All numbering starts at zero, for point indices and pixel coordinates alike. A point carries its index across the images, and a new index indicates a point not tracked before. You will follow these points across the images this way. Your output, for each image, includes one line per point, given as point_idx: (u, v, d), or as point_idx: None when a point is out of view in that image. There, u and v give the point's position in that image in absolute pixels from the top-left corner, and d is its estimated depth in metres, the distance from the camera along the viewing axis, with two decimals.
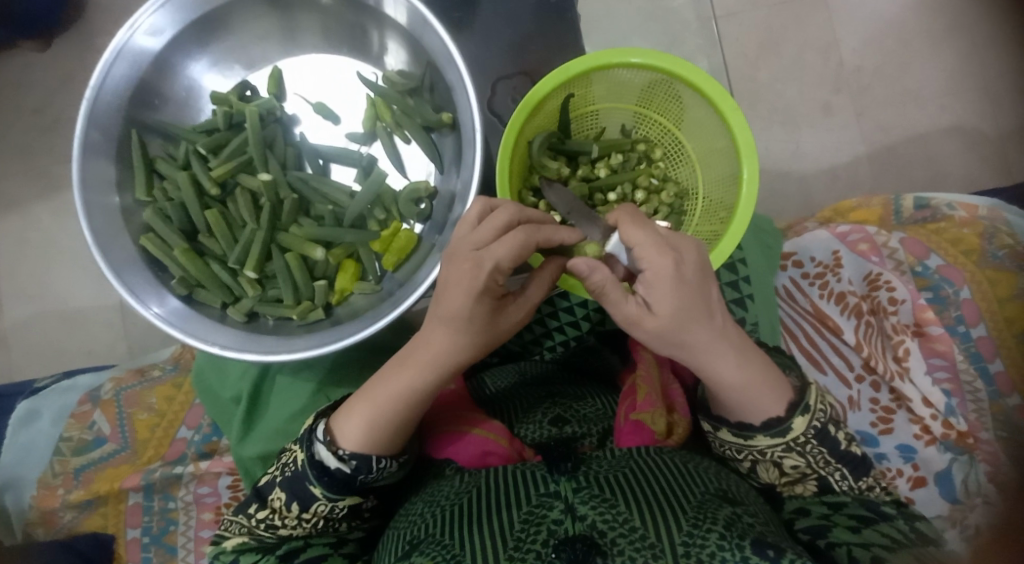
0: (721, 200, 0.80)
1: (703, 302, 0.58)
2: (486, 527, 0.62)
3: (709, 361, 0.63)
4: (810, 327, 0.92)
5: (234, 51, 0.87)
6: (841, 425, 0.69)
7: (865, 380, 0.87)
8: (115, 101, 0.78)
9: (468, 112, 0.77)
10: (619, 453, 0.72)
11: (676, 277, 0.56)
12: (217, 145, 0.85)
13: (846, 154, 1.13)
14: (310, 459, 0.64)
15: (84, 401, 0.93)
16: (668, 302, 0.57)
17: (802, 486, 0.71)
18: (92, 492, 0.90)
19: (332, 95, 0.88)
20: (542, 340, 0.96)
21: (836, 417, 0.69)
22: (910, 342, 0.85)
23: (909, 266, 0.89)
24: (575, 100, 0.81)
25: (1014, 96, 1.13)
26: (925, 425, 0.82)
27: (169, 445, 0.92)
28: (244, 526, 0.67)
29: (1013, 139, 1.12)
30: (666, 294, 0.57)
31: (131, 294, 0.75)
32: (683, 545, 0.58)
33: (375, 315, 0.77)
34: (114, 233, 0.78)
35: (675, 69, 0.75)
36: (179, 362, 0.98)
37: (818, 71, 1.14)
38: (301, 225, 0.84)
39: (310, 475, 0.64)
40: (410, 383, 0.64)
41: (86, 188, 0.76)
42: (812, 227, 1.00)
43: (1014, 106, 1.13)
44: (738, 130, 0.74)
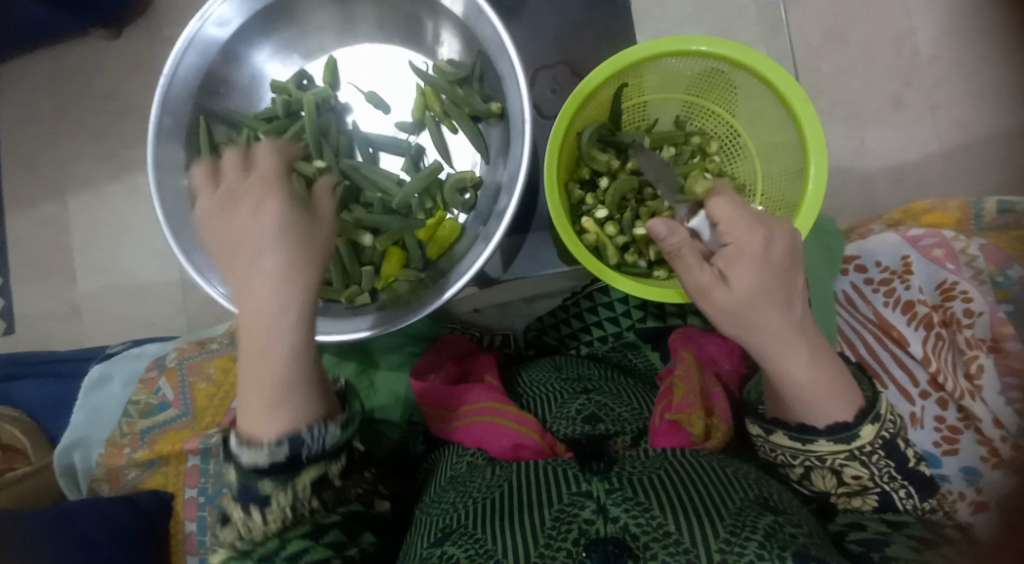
0: (783, 195, 0.77)
1: (784, 287, 0.62)
2: (519, 524, 0.63)
3: (783, 353, 0.62)
4: (871, 336, 0.88)
5: (294, 41, 0.90)
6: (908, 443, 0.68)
7: (931, 396, 0.82)
8: (186, 89, 0.82)
9: (517, 100, 0.76)
10: (652, 454, 0.71)
11: (762, 255, 0.62)
12: (277, 132, 0.88)
13: (915, 151, 1.05)
14: (236, 464, 0.59)
15: (151, 368, 1.00)
16: (747, 278, 0.61)
17: (861, 499, 0.68)
18: (154, 452, 0.96)
19: (385, 86, 0.89)
20: (580, 335, 0.95)
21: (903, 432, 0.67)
22: (985, 359, 0.78)
23: (988, 276, 0.80)
24: (628, 90, 0.79)
25: None
26: (993, 447, 0.76)
27: (225, 413, 0.98)
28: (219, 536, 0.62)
29: None
30: (746, 271, 0.61)
31: (197, 272, 0.79)
32: (720, 552, 0.57)
33: (417, 304, 0.78)
34: (182, 214, 0.82)
35: (737, 57, 0.71)
36: (234, 337, 1.03)
37: (888, 62, 1.06)
38: (351, 211, 0.84)
39: (248, 480, 0.59)
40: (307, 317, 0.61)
41: (160, 170, 0.81)
42: (880, 229, 0.95)
43: None
44: (805, 122, 0.70)
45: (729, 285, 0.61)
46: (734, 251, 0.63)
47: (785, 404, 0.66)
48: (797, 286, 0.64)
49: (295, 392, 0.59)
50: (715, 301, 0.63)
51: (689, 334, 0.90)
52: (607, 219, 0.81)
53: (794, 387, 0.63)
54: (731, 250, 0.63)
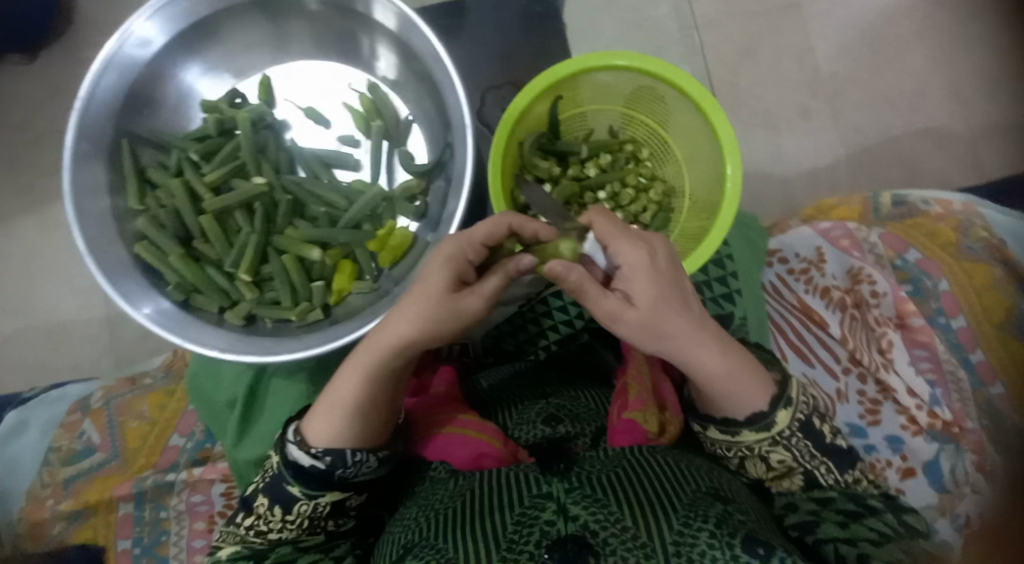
0: (705, 199, 0.83)
1: (676, 293, 0.62)
2: (480, 532, 0.62)
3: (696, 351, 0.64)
4: (796, 320, 0.94)
5: (225, 60, 0.89)
6: (825, 418, 0.72)
7: (852, 372, 0.89)
8: (105, 110, 0.79)
9: (456, 110, 0.79)
10: (611, 453, 0.73)
11: (650, 266, 0.61)
12: (209, 152, 0.86)
13: (827, 156, 1.16)
14: (284, 461, 0.65)
15: (74, 410, 0.92)
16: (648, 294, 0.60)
17: (790, 480, 0.71)
18: (81, 502, 0.88)
19: (322, 101, 0.90)
20: (537, 340, 0.97)
21: (821, 410, 0.71)
22: (893, 334, 0.87)
23: (888, 260, 0.91)
24: (563, 103, 0.84)
25: (984, 98, 1.18)
26: (911, 415, 0.85)
27: (161, 453, 0.91)
28: (237, 535, 0.68)
29: (983, 140, 1.17)
30: (642, 284, 0.61)
31: (122, 299, 0.75)
32: (674, 544, 0.59)
33: (374, 313, 0.78)
34: (107, 242, 0.78)
35: (660, 72, 0.78)
36: (170, 370, 0.96)
37: (796, 77, 1.18)
38: (297, 227, 0.85)
39: (287, 474, 0.65)
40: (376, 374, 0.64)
41: (77, 195, 0.76)
42: (796, 225, 1.01)
43: (984, 107, 1.18)
44: (720, 128, 0.77)
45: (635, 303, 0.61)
46: (627, 267, 0.61)
47: (711, 400, 0.69)
48: (687, 287, 0.65)
49: (370, 429, 0.66)
50: (626, 320, 0.61)
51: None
52: None
53: (711, 382, 0.66)
54: (626, 264, 0.61)
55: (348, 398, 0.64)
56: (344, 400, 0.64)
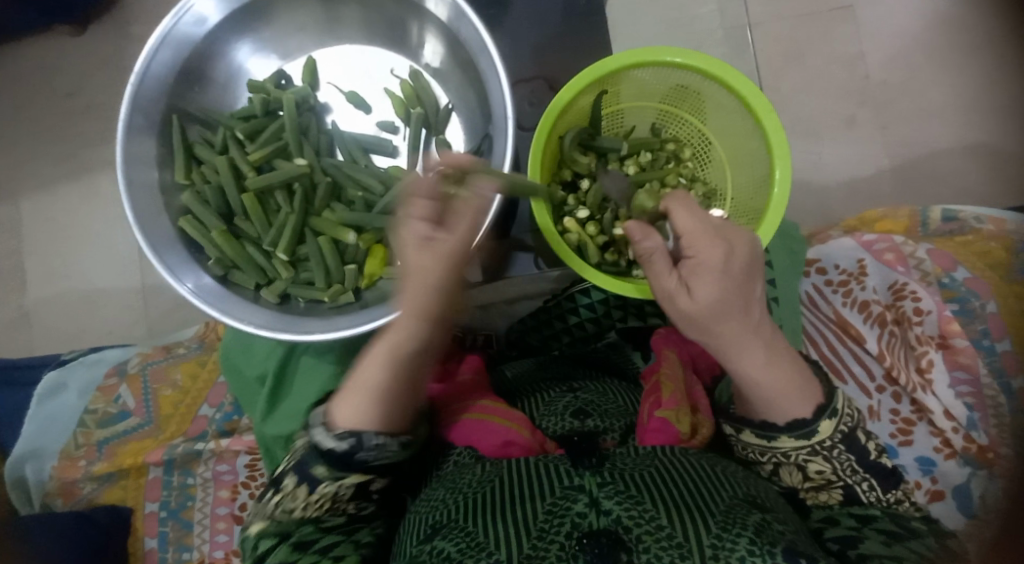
0: (749, 202, 0.81)
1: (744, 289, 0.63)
2: (511, 518, 0.63)
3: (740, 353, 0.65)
4: (832, 334, 0.91)
5: (273, 41, 0.90)
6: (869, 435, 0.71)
7: (887, 391, 0.87)
8: (159, 86, 0.81)
9: (499, 99, 0.78)
10: (641, 452, 0.72)
11: (722, 269, 0.61)
12: (254, 131, 0.88)
13: (867, 167, 1.13)
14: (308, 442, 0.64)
15: (111, 374, 0.96)
16: (711, 291, 0.61)
17: (827, 494, 0.71)
18: (114, 465, 0.92)
19: (365, 86, 0.91)
20: (562, 336, 0.97)
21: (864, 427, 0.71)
22: (934, 355, 0.84)
23: (935, 278, 0.88)
24: (606, 98, 0.82)
25: None
26: (946, 438, 0.82)
27: (192, 422, 0.94)
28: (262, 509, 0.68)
29: None
30: (708, 280, 0.62)
31: (168, 271, 0.77)
32: (712, 548, 0.58)
33: (404, 299, 0.79)
34: (154, 214, 0.80)
35: (709, 69, 0.76)
36: (203, 341, 0.98)
37: (842, 84, 1.14)
38: (333, 210, 0.86)
39: (311, 455, 0.65)
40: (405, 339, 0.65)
41: (130, 167, 0.78)
42: (837, 235, 0.98)
43: None
44: (770, 131, 0.75)
45: (694, 295, 0.62)
46: (696, 262, 0.63)
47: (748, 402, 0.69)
48: (756, 290, 0.65)
49: (399, 409, 0.66)
50: (679, 308, 0.64)
51: (671, 335, 0.91)
52: (587, 220, 0.83)
53: (752, 384, 0.66)
54: (697, 260, 0.63)
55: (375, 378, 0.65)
56: (373, 382, 0.65)
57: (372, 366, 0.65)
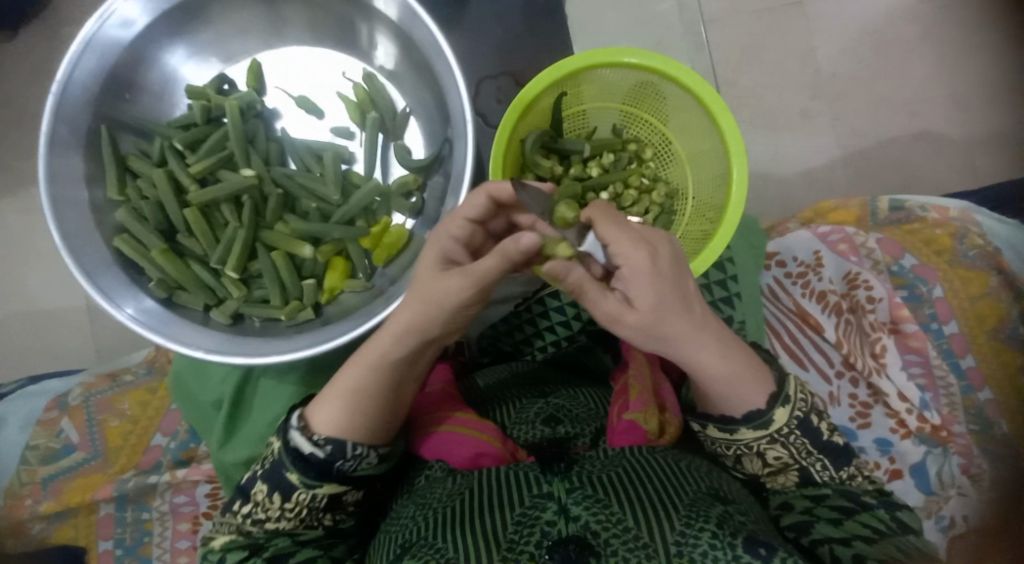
0: (711, 200, 0.82)
1: (677, 290, 0.59)
2: (479, 530, 0.62)
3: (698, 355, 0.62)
4: (793, 325, 0.93)
5: (214, 43, 0.84)
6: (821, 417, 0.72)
7: (845, 376, 0.89)
8: (85, 95, 0.75)
9: (456, 102, 0.76)
10: (611, 453, 0.73)
11: (651, 270, 0.57)
12: (195, 141, 0.82)
13: (822, 157, 1.16)
14: (286, 445, 0.63)
15: (52, 407, 0.88)
16: (649, 295, 0.57)
17: (785, 477, 0.73)
18: (61, 504, 0.85)
19: (315, 90, 0.86)
20: (533, 340, 0.95)
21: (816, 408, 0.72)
22: (887, 340, 0.88)
23: (886, 266, 0.91)
24: (567, 99, 0.82)
25: (977, 103, 1.17)
26: (901, 419, 0.86)
27: (142, 453, 0.88)
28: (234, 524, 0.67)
29: (976, 146, 1.17)
30: (644, 285, 0.57)
31: (104, 297, 0.72)
32: (676, 545, 0.60)
33: (368, 313, 0.76)
34: (86, 234, 0.75)
35: (667, 70, 0.76)
36: (154, 366, 0.92)
37: (797, 77, 1.17)
38: (287, 222, 0.81)
39: (286, 462, 0.64)
40: (385, 353, 0.63)
41: (55, 184, 0.72)
42: (794, 227, 1.00)
43: (977, 113, 1.17)
44: (729, 131, 0.76)
45: (636, 305, 0.57)
46: (626, 269, 0.58)
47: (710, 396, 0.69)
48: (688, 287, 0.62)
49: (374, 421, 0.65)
50: (626, 324, 0.58)
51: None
52: None
53: (717, 378, 0.65)
54: (627, 265, 0.58)
55: (356, 386, 0.63)
56: (358, 389, 0.63)
57: (356, 375, 0.64)
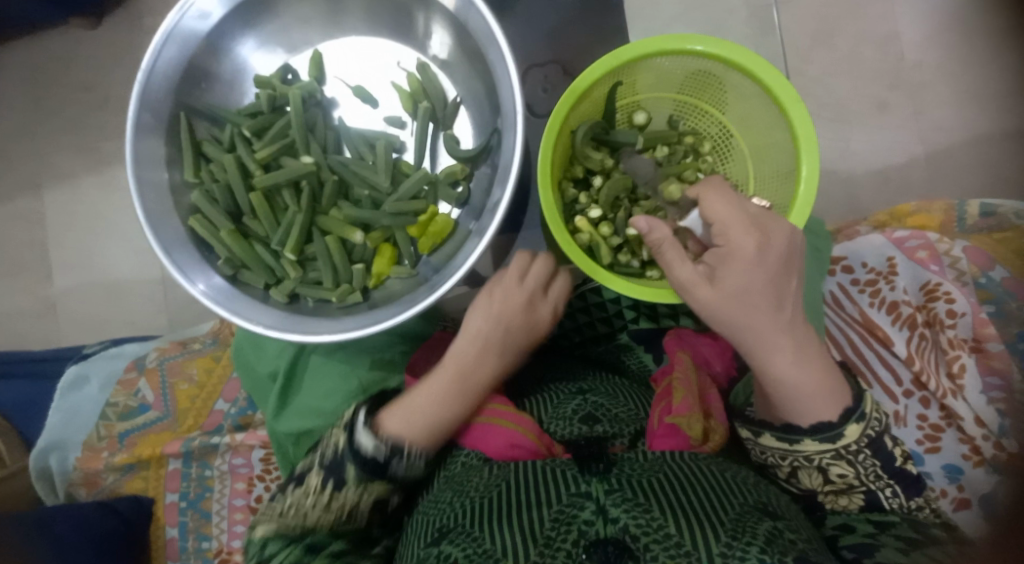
0: (774, 196, 0.76)
1: (776, 281, 0.64)
2: (517, 523, 0.63)
3: (763, 346, 0.64)
4: (856, 335, 0.88)
5: (277, 34, 0.88)
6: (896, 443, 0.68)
7: (914, 395, 0.83)
8: (165, 83, 0.80)
9: (507, 91, 0.75)
10: (651, 457, 0.71)
11: (750, 260, 0.63)
12: (261, 128, 0.86)
13: (899, 155, 1.07)
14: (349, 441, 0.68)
15: (131, 369, 0.97)
16: (731, 281, 0.63)
17: (847, 499, 0.67)
18: (134, 456, 0.94)
19: (370, 79, 0.88)
20: (572, 335, 0.95)
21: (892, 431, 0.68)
22: (966, 359, 0.79)
23: (970, 277, 0.82)
24: (622, 89, 0.78)
25: None
26: (976, 445, 0.77)
27: (207, 416, 0.95)
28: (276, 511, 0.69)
29: None
30: (735, 271, 0.64)
31: (179, 271, 0.76)
32: (721, 556, 0.57)
33: (412, 300, 0.77)
34: (165, 214, 0.80)
35: (731, 57, 0.70)
36: (217, 336, 1.00)
37: (875, 65, 1.07)
38: (341, 208, 0.85)
39: (345, 456, 0.68)
40: (448, 405, 0.71)
41: (139, 166, 0.77)
42: (866, 231, 0.96)
43: None
44: (797, 123, 0.70)
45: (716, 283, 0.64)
46: (726, 250, 0.65)
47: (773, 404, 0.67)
48: (791, 285, 0.65)
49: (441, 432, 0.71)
50: (699, 298, 0.66)
51: (683, 336, 0.88)
52: (601, 220, 0.80)
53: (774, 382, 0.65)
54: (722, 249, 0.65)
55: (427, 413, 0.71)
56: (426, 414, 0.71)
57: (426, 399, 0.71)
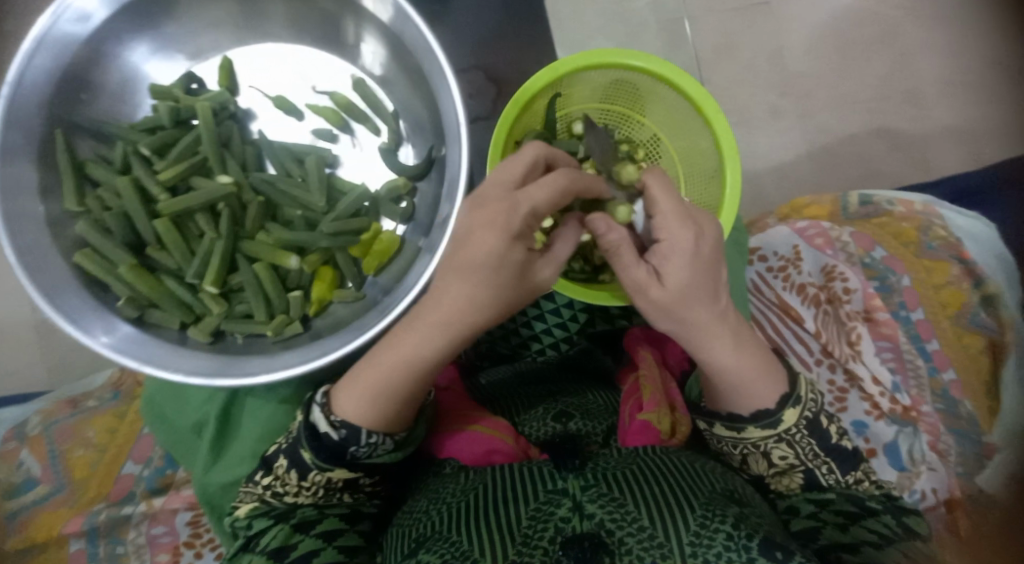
0: (702, 201, 0.81)
1: (707, 278, 0.60)
2: (496, 519, 0.62)
3: (708, 340, 0.62)
4: (775, 317, 0.95)
5: (179, 39, 0.79)
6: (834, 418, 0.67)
7: (824, 364, 0.91)
8: (36, 97, 0.68)
9: (449, 102, 0.70)
10: (625, 452, 0.72)
11: (691, 253, 0.58)
12: (162, 145, 0.75)
13: (791, 153, 1.20)
14: (303, 421, 0.63)
15: (9, 439, 0.82)
16: (681, 275, 0.58)
17: (790, 478, 0.66)
18: (27, 540, 0.79)
19: (293, 90, 0.81)
20: (530, 344, 0.93)
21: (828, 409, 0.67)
22: (861, 328, 0.91)
23: (858, 258, 0.95)
24: (560, 101, 0.80)
25: (938, 93, 1.21)
26: (875, 401, 0.89)
27: (114, 483, 0.81)
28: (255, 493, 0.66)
29: (934, 138, 1.21)
30: (677, 265, 0.58)
31: (72, 323, 0.65)
32: (690, 545, 0.58)
33: (361, 325, 0.71)
34: (45, 251, 0.68)
35: (662, 71, 0.75)
36: (120, 389, 0.86)
37: (766, 75, 1.20)
38: (269, 231, 0.76)
39: (303, 440, 0.63)
40: (415, 350, 0.61)
41: (6, 197, 0.65)
42: (773, 223, 1.04)
43: (936, 104, 1.21)
44: (720, 133, 0.75)
45: (662, 282, 0.59)
46: (663, 246, 0.59)
47: (717, 395, 0.66)
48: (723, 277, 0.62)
49: (395, 408, 0.62)
50: (651, 299, 0.60)
51: (639, 336, 0.91)
52: None
53: (721, 374, 0.63)
54: (666, 243, 0.59)
55: (388, 374, 0.61)
56: (384, 380, 0.61)
57: (385, 365, 0.62)
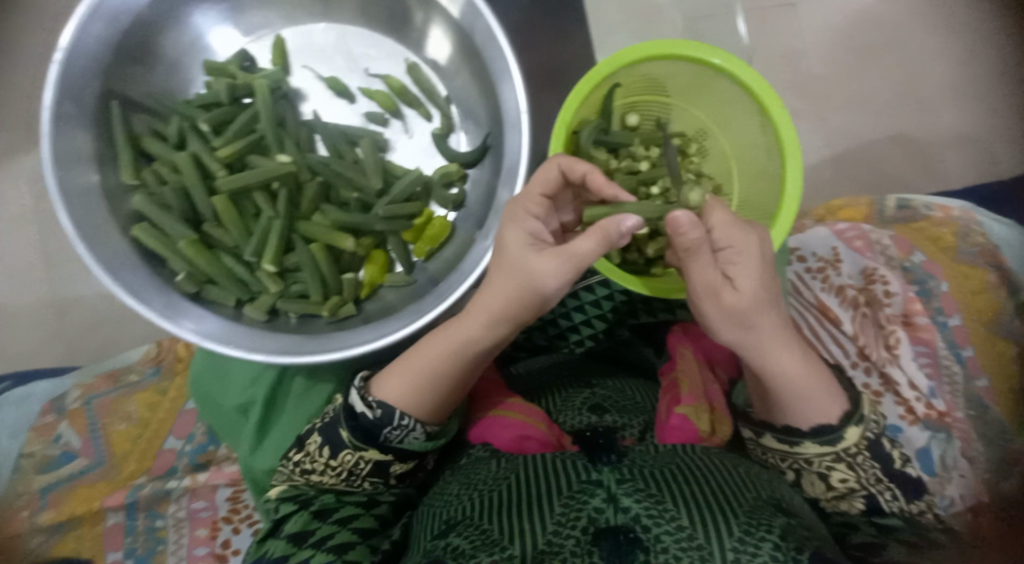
0: (758, 194, 0.80)
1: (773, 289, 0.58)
2: (526, 517, 0.58)
3: (779, 350, 0.60)
4: (813, 318, 0.97)
5: (232, 13, 0.79)
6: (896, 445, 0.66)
7: (860, 366, 0.93)
8: (92, 64, 0.68)
9: (510, 91, 0.71)
10: (662, 449, 0.67)
11: (762, 257, 0.56)
12: (219, 122, 0.76)
13: None
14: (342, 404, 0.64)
15: (46, 412, 0.82)
16: (753, 279, 0.55)
17: (848, 503, 0.64)
18: (63, 514, 0.79)
19: (347, 72, 0.81)
20: (569, 335, 0.94)
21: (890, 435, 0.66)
22: (900, 332, 0.92)
23: (899, 262, 0.97)
24: (620, 90, 0.80)
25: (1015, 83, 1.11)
26: (910, 406, 0.89)
27: (154, 458, 0.82)
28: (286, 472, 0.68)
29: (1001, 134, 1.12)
30: (750, 268, 0.55)
31: (130, 294, 0.65)
32: (734, 551, 0.53)
33: (418, 310, 0.71)
34: (100, 221, 0.68)
35: (724, 62, 0.74)
36: (159, 365, 0.86)
37: None
38: (324, 212, 0.76)
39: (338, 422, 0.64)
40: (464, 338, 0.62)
41: (60, 165, 0.65)
42: (811, 225, 1.05)
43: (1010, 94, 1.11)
44: (781, 125, 0.74)
45: (737, 286, 0.55)
46: (733, 250, 0.55)
47: (774, 405, 0.64)
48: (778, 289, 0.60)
49: (432, 396, 0.63)
50: (723, 304, 0.56)
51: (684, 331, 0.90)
52: None
53: (788, 383, 0.61)
54: (729, 249, 0.55)
55: (427, 361, 0.63)
56: (425, 366, 0.63)
57: (429, 351, 0.64)
